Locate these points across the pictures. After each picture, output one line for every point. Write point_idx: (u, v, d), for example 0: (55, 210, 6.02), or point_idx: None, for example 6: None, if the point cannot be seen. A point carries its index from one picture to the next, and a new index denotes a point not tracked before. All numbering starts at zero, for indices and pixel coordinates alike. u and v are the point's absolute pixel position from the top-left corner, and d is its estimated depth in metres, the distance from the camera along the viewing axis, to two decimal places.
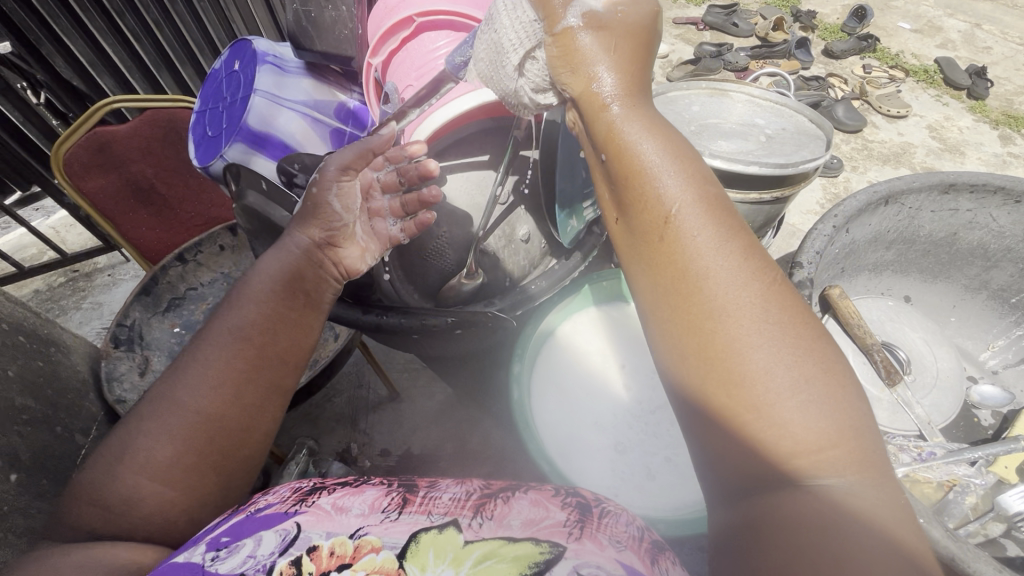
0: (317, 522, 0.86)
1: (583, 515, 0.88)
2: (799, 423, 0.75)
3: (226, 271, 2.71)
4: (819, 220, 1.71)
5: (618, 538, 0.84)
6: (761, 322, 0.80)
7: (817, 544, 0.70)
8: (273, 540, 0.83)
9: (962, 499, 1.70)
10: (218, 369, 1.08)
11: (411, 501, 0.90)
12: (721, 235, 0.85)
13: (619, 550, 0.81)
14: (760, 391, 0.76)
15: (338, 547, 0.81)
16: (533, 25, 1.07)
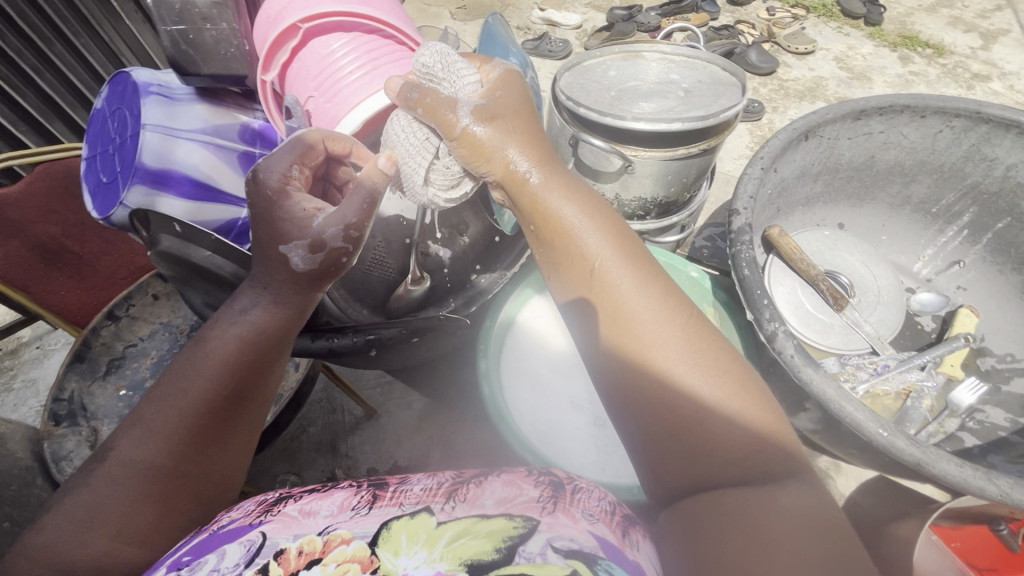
0: (286, 527, 0.85)
1: (557, 491, 0.96)
2: (735, 436, 0.92)
3: (165, 320, 2.54)
4: (748, 163, 1.74)
5: (592, 511, 0.93)
6: (682, 355, 0.96)
7: (745, 537, 0.81)
8: (241, 551, 0.81)
9: (919, 402, 1.87)
10: (184, 420, 1.03)
11: (379, 495, 0.92)
12: (642, 281, 1.04)
13: (591, 523, 0.89)
14: (686, 391, 0.94)
15: (307, 545, 0.80)
16: (427, 143, 1.28)
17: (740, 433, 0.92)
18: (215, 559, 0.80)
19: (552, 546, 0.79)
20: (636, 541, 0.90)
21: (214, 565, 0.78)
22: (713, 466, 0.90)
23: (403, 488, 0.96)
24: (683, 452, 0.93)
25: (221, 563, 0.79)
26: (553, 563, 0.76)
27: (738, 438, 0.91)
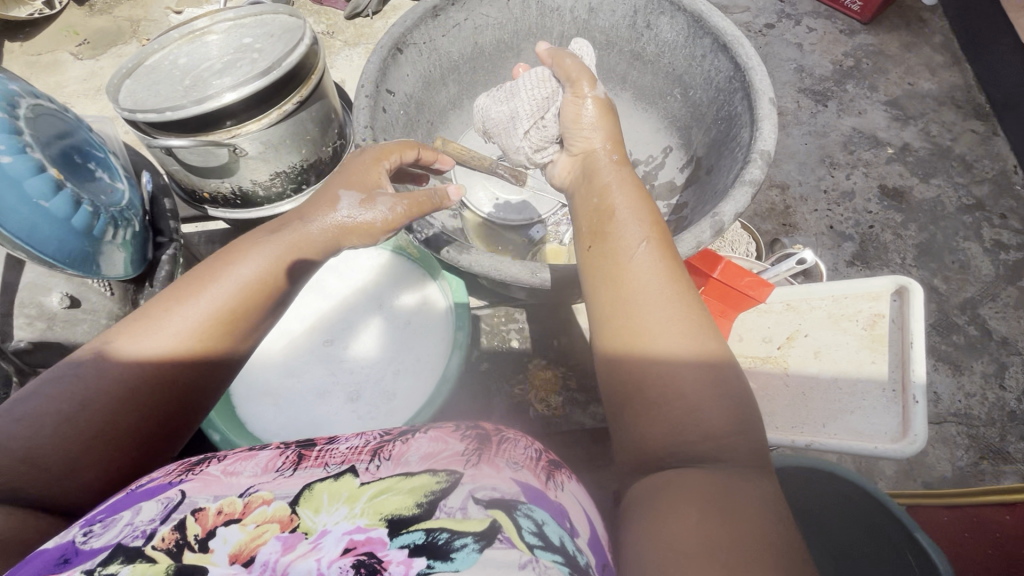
0: (205, 486, 0.74)
1: (483, 440, 0.87)
2: (698, 386, 0.75)
3: None
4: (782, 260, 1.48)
5: (514, 458, 0.85)
6: (692, 386, 0.75)
7: (712, 522, 0.64)
8: (149, 511, 0.69)
9: None
10: (230, 324, 0.87)
11: (306, 456, 0.82)
12: (665, 292, 0.83)
13: (513, 471, 0.81)
14: (655, 324, 0.80)
15: (227, 504, 0.70)
16: (541, 104, 1.32)
17: (715, 410, 0.74)
18: (128, 515, 0.69)
19: (474, 499, 0.72)
20: (560, 484, 0.85)
21: (120, 525, 0.67)
22: (687, 439, 0.73)
23: (330, 446, 0.86)
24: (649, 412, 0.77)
25: (128, 521, 0.68)
26: (474, 519, 0.69)
27: (709, 414, 0.74)
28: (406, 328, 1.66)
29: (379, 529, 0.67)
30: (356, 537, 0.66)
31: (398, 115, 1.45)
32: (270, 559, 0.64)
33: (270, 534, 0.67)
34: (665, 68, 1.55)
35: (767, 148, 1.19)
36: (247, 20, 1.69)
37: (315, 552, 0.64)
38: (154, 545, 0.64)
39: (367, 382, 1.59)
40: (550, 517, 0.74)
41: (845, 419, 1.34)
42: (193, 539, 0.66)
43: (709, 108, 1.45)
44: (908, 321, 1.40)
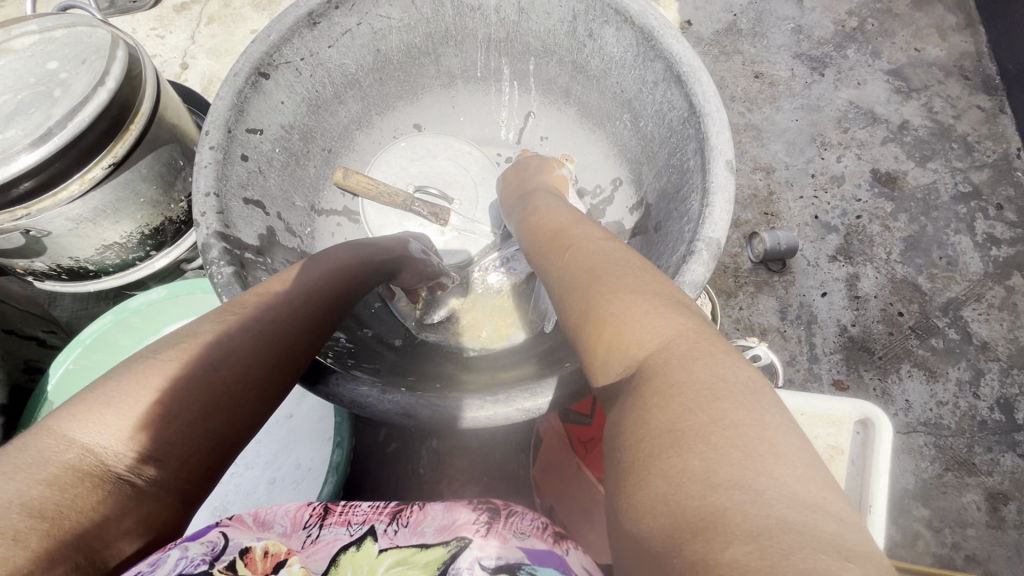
0: (243, 531, 0.75)
1: (496, 513, 0.82)
2: (666, 319, 0.69)
3: None
4: None
5: (522, 528, 0.81)
6: (665, 319, 0.69)
7: (714, 442, 0.54)
8: (196, 549, 0.69)
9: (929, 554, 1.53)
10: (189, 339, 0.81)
11: (333, 510, 0.81)
12: (626, 255, 0.84)
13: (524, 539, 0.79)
14: (604, 274, 0.80)
15: (269, 546, 0.73)
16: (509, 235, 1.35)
17: (693, 330, 0.67)
18: (177, 552, 0.67)
19: (481, 565, 0.74)
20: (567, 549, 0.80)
21: (171, 561, 0.66)
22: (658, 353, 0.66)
23: (352, 505, 0.82)
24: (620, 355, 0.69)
25: (177, 558, 0.67)
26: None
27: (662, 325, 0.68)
28: (287, 424, 1.54)
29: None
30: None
31: (272, 158, 1.26)
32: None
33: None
34: (613, 86, 1.32)
35: (717, 235, 0.96)
36: (57, 32, 1.43)
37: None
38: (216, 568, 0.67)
39: (235, 496, 1.45)
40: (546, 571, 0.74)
41: None
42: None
43: (661, 147, 1.22)
44: (871, 469, 1.14)
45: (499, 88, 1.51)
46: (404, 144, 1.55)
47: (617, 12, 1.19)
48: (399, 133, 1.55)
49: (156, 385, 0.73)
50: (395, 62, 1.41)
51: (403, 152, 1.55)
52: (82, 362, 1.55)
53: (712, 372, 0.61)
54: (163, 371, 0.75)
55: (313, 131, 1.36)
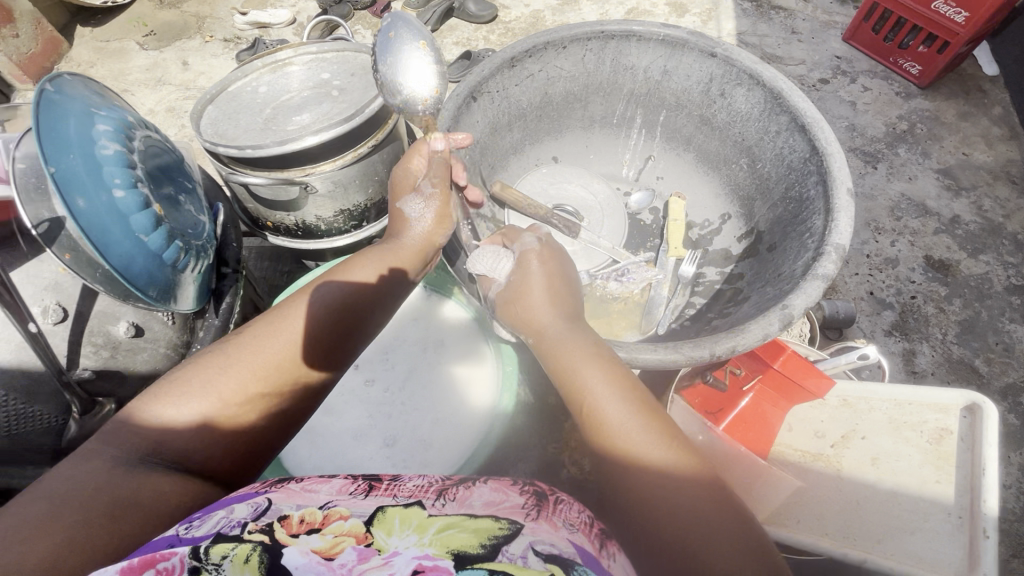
0: (291, 498, 0.66)
1: (543, 501, 0.71)
2: (650, 447, 0.72)
3: None
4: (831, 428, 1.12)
5: (572, 520, 0.69)
6: (653, 451, 0.72)
7: None
8: (242, 510, 0.63)
9: None
10: (222, 353, 0.79)
11: (380, 486, 0.73)
12: (608, 386, 0.77)
13: (574, 533, 0.65)
14: (593, 416, 0.76)
15: (307, 514, 0.62)
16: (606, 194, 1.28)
17: (740, 552, 0.63)
18: (223, 511, 0.62)
19: (534, 550, 0.58)
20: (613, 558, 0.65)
21: (218, 517, 0.61)
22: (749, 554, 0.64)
23: (398, 482, 0.76)
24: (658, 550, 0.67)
25: (223, 517, 0.61)
26: (534, 569, 0.55)
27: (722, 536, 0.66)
28: (437, 352, 1.38)
29: (448, 560, 0.55)
30: (424, 563, 0.54)
31: (467, 163, 1.09)
32: (347, 562, 0.54)
33: (349, 544, 0.57)
34: (733, 134, 1.15)
35: (846, 243, 0.84)
36: (329, 54, 1.60)
37: (386, 565, 0.53)
38: (250, 531, 0.58)
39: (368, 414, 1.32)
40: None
41: (892, 541, 0.98)
42: (280, 536, 0.57)
43: (774, 184, 1.02)
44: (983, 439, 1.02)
45: (626, 134, 1.33)
46: (546, 170, 1.33)
47: (749, 72, 1.06)
48: (539, 161, 1.34)
49: (190, 387, 0.75)
50: (548, 100, 1.25)
51: (543, 177, 1.32)
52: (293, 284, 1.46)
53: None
54: (203, 375, 0.77)
55: (485, 148, 1.22)
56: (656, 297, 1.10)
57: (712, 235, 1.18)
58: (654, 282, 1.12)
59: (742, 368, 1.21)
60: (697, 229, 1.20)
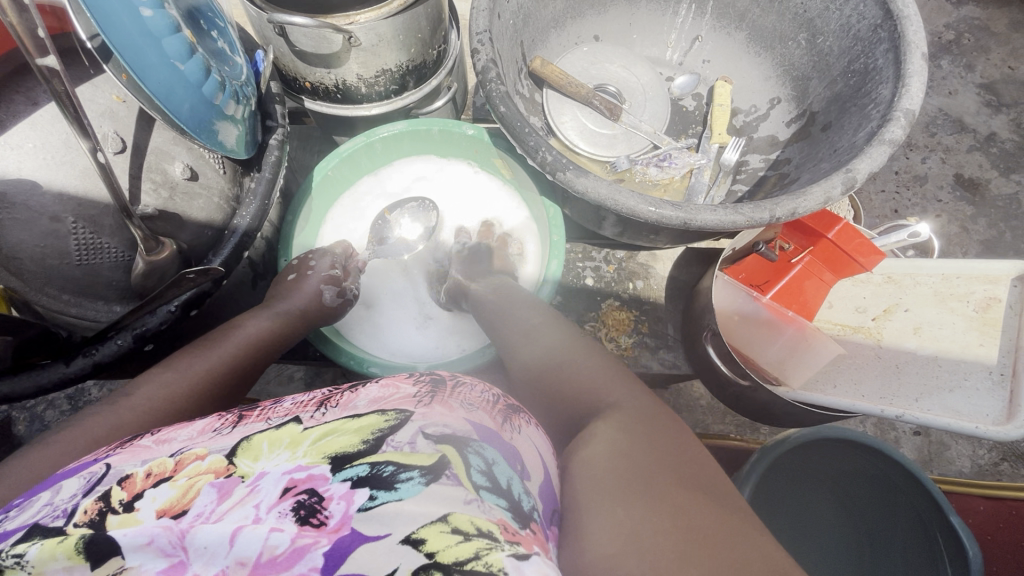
0: (138, 454, 0.38)
1: (439, 382, 0.47)
2: (588, 367, 0.56)
3: None
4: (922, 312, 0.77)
5: (472, 400, 0.45)
6: (589, 368, 0.56)
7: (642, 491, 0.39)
8: (72, 487, 0.35)
9: None
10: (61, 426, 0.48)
11: (253, 411, 0.44)
12: (558, 332, 0.65)
13: (471, 410, 0.43)
14: (538, 341, 0.64)
15: (155, 465, 0.36)
16: (660, 82, 1.12)
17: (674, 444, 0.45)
18: (45, 496, 0.35)
19: (425, 434, 0.38)
20: (522, 432, 0.46)
21: (40, 504, 0.34)
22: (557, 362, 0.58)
23: (276, 401, 0.46)
24: (561, 413, 0.54)
25: (46, 502, 0.34)
26: (424, 453, 0.36)
27: (555, 338, 0.64)
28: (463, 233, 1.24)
29: (325, 465, 0.35)
30: (295, 476, 0.34)
31: (508, 34, 0.91)
32: (202, 508, 0.32)
33: (205, 483, 0.34)
34: (796, 7, 0.97)
35: (917, 105, 0.73)
36: None
37: (249, 497, 0.32)
38: (77, 522, 0.31)
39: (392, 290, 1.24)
40: (507, 461, 0.40)
41: (936, 395, 0.68)
42: (117, 504, 0.33)
43: (836, 63, 0.92)
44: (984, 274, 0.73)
45: (676, 11, 1.10)
46: (589, 52, 1.11)
47: None
48: (580, 40, 1.12)
49: None
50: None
51: (586, 59, 1.11)
52: (386, 151, 0.94)
53: (587, 379, 0.55)
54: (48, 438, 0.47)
55: (528, 15, 0.97)
56: (697, 184, 1.03)
57: (758, 123, 1.08)
58: (695, 168, 1.04)
59: (789, 240, 0.84)
60: (742, 116, 1.10)
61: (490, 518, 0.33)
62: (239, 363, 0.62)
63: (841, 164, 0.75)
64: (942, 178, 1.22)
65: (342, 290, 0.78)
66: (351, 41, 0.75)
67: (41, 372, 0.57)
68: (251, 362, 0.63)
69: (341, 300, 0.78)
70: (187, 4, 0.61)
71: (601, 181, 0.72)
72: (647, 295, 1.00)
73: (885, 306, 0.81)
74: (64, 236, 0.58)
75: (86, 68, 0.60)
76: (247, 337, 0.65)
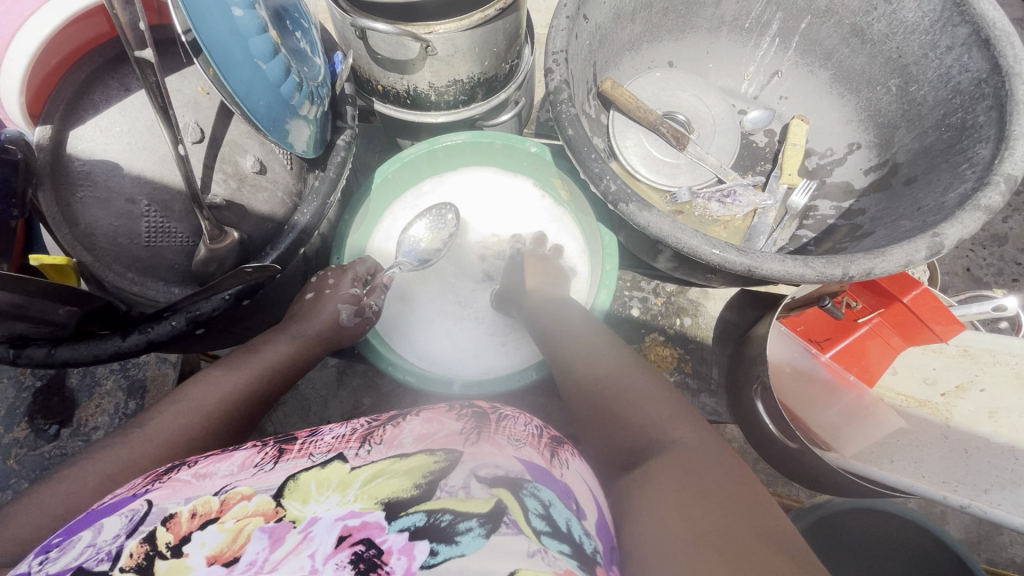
0: (180, 490, 0.38)
1: (481, 417, 0.49)
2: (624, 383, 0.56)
3: None
4: (1000, 394, 0.71)
5: (517, 435, 0.47)
6: (626, 386, 0.56)
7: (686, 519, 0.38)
8: (114, 526, 0.35)
9: None
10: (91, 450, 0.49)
11: (294, 445, 0.44)
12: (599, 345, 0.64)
13: (518, 447, 0.44)
14: (578, 358, 0.63)
15: (201, 503, 0.36)
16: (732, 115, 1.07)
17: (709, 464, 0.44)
18: (88, 535, 0.34)
19: (478, 476, 0.39)
20: (569, 467, 0.46)
21: (82, 544, 0.34)
22: (594, 383, 0.58)
23: (314, 435, 0.46)
24: (603, 440, 0.53)
25: (88, 543, 0.34)
26: (481, 498, 0.36)
27: (608, 362, 0.60)
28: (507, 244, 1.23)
29: (379, 512, 0.35)
30: (349, 523, 0.34)
31: (583, 54, 0.89)
32: (255, 557, 0.32)
33: (255, 527, 0.34)
34: (890, 51, 0.92)
35: (1021, 172, 0.67)
36: None
37: (303, 547, 0.32)
38: (123, 567, 0.31)
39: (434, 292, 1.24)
40: (563, 501, 0.40)
41: (1009, 489, 0.62)
42: (163, 548, 0.33)
43: (929, 114, 0.87)
44: None
45: (757, 43, 1.06)
46: (660, 77, 1.09)
47: None
48: (653, 64, 1.09)
49: None
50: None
51: (656, 84, 1.08)
52: (448, 157, 0.94)
53: (625, 398, 0.54)
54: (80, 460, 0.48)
55: (604, 36, 0.95)
56: (760, 225, 0.98)
57: (832, 167, 1.02)
58: (760, 208, 0.99)
59: (857, 297, 0.79)
60: (816, 157, 1.05)
61: (556, 572, 0.32)
62: (262, 383, 0.63)
63: (926, 225, 0.70)
64: None
65: (359, 310, 0.76)
66: (427, 50, 0.75)
67: (102, 343, 0.59)
68: (274, 385, 0.65)
69: (358, 319, 0.76)
70: (277, 5, 0.63)
71: (665, 217, 0.69)
72: (694, 334, 0.97)
73: (957, 382, 0.75)
74: (136, 218, 0.60)
75: (180, 59, 0.62)
76: (267, 360, 0.65)
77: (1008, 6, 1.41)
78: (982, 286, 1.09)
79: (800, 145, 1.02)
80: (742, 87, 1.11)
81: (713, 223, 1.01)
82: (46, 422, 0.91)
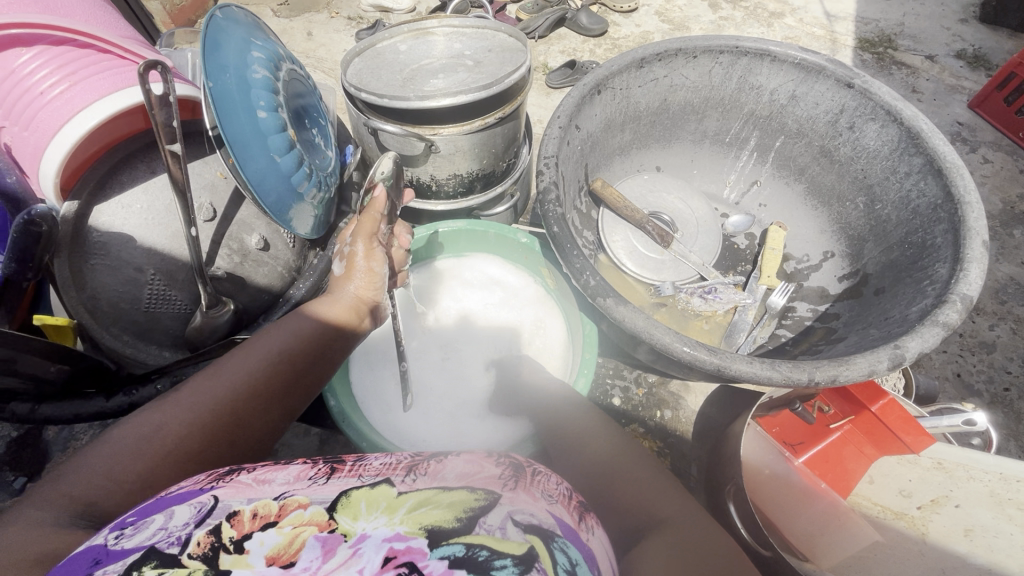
0: (244, 490, 0.36)
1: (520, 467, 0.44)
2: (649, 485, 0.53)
3: None
4: (968, 506, 0.71)
5: (550, 491, 0.42)
6: (652, 491, 0.52)
7: None
8: (184, 514, 0.33)
9: None
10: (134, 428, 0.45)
11: (343, 465, 0.41)
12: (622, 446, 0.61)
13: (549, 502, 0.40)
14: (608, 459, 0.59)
15: (262, 506, 0.34)
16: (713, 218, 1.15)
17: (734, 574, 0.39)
18: (157, 519, 0.32)
19: (513, 520, 0.34)
20: (596, 533, 0.40)
21: (155, 527, 0.32)
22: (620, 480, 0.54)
23: (362, 459, 0.43)
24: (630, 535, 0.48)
25: (161, 526, 0.32)
26: (515, 542, 0.32)
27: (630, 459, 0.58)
28: None
29: (423, 539, 0.31)
30: (395, 545, 0.30)
31: (575, 158, 0.98)
32: (309, 564, 0.29)
33: (311, 535, 0.31)
34: (855, 171, 1.00)
35: (975, 292, 0.71)
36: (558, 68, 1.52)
37: (352, 560, 0.29)
38: (191, 554, 0.29)
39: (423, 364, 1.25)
40: (589, 566, 0.35)
41: None
42: (227, 542, 0.30)
43: (894, 230, 0.93)
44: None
45: (736, 155, 1.16)
46: (648, 179, 1.18)
47: (887, 108, 0.92)
48: (642, 168, 1.19)
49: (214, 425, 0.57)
50: (663, 108, 1.09)
51: (644, 186, 1.17)
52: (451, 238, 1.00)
53: (652, 506, 0.49)
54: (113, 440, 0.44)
55: (596, 142, 1.04)
56: (740, 322, 1.01)
57: (809, 271, 1.08)
58: (740, 306, 1.03)
59: (830, 403, 0.80)
60: (794, 262, 1.11)
61: None
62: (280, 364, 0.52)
63: (890, 336, 0.73)
64: (1011, 349, 1.15)
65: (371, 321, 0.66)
66: (430, 148, 0.83)
67: (84, 402, 0.61)
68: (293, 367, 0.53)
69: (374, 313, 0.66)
70: (298, 105, 0.71)
71: (640, 312, 0.73)
72: (674, 427, 0.97)
73: (932, 496, 0.74)
74: (140, 285, 0.64)
75: (203, 148, 0.69)
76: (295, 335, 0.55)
77: (977, 130, 1.54)
78: (972, 394, 1.09)
79: (779, 249, 1.08)
80: (722, 193, 1.20)
81: (695, 318, 1.04)
82: (12, 474, 0.89)
